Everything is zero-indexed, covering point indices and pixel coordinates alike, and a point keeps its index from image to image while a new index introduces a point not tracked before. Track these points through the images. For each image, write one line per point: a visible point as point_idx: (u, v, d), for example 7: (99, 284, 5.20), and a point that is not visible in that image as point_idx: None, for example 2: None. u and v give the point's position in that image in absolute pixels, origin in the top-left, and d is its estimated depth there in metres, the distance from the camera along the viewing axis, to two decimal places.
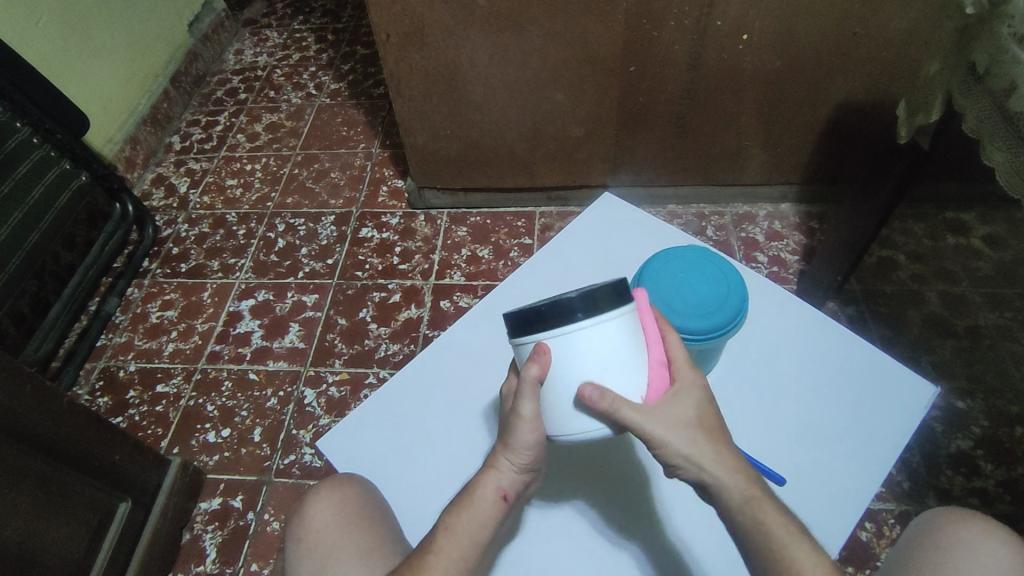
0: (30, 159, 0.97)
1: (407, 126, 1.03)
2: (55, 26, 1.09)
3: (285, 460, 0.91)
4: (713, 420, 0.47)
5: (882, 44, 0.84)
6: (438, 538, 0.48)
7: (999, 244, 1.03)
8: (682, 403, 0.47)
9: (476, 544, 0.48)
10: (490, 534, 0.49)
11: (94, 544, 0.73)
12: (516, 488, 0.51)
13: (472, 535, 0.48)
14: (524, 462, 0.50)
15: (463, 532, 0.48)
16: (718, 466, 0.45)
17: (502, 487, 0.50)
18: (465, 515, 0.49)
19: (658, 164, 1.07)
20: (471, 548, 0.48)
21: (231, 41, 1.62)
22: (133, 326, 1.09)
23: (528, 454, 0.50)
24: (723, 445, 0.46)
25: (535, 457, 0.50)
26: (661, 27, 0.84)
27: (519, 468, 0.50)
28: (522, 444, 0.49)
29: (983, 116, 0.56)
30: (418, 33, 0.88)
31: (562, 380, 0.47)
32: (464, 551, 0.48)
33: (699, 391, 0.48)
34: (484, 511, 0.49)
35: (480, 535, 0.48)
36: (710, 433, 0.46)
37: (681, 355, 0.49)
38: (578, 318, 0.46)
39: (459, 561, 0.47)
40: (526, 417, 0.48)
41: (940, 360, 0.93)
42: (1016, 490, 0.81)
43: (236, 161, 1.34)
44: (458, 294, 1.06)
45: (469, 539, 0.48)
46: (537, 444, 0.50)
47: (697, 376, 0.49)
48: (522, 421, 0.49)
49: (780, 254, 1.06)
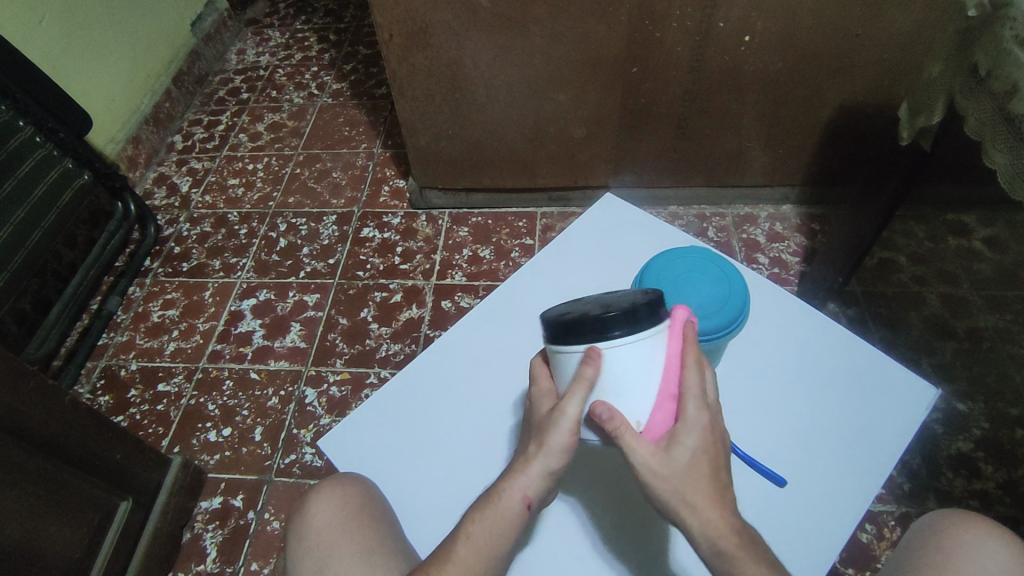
0: (32, 158, 0.98)
1: (409, 126, 1.03)
2: (58, 25, 1.10)
3: (286, 459, 0.91)
4: (711, 469, 0.45)
5: (884, 46, 0.84)
6: (458, 546, 0.48)
7: (1001, 246, 1.03)
8: (676, 449, 0.45)
9: (495, 551, 0.48)
10: (513, 539, 0.49)
11: (94, 543, 0.73)
12: (542, 493, 0.49)
13: (493, 543, 0.48)
14: (555, 469, 0.48)
15: (484, 540, 0.48)
16: (691, 512, 0.44)
17: (529, 495, 0.48)
18: (487, 523, 0.48)
19: (660, 164, 1.07)
20: (491, 556, 0.48)
21: (233, 41, 1.62)
22: (134, 325, 1.09)
23: (560, 458, 0.48)
24: (711, 493, 0.44)
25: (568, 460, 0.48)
26: (663, 28, 0.84)
27: (548, 474, 0.48)
28: (556, 452, 0.48)
29: (985, 117, 0.56)
30: (420, 33, 0.88)
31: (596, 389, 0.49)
32: (483, 559, 0.48)
33: (704, 436, 0.46)
34: (508, 519, 0.48)
35: (502, 542, 0.48)
36: (697, 482, 0.44)
37: (696, 393, 0.47)
38: (613, 335, 0.48)
39: (475, 568, 0.47)
40: (566, 423, 0.48)
41: (940, 362, 0.93)
42: (1016, 492, 0.81)
43: (238, 160, 1.34)
44: (459, 294, 1.06)
45: (489, 547, 0.48)
46: (570, 448, 0.48)
47: (703, 420, 0.46)
48: (560, 425, 0.47)
49: (781, 256, 1.06)
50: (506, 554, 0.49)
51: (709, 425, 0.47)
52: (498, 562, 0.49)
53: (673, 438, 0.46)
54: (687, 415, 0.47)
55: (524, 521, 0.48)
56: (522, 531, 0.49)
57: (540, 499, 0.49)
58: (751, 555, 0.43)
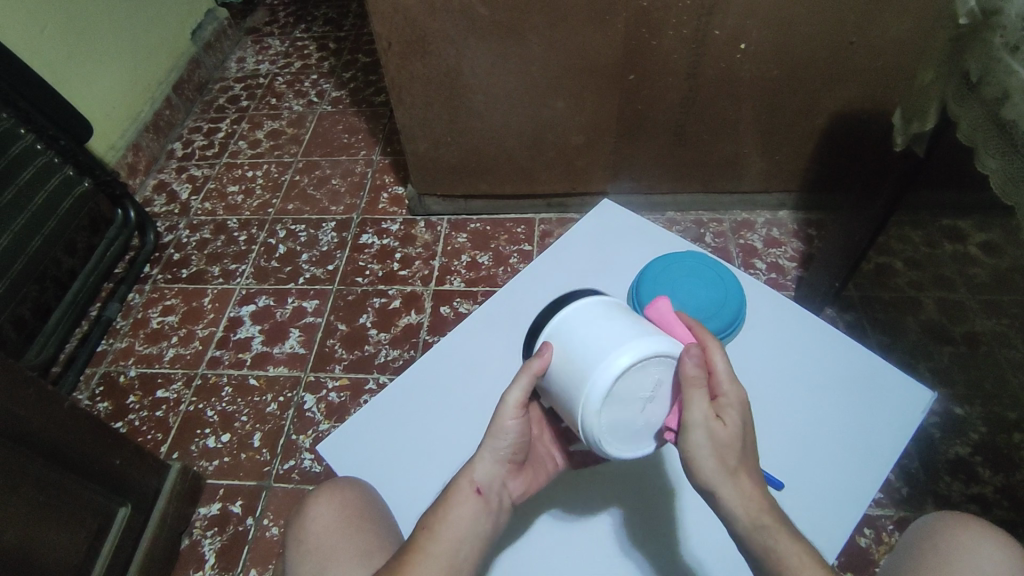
0: (33, 165, 0.98)
1: (408, 133, 1.04)
2: (60, 34, 1.11)
3: (284, 465, 0.91)
4: (748, 454, 0.46)
5: (877, 55, 0.86)
6: (418, 538, 0.48)
7: (997, 252, 1.04)
8: (726, 418, 0.46)
9: (454, 541, 0.47)
10: (476, 528, 0.48)
11: (93, 549, 0.72)
12: (493, 481, 0.51)
13: (456, 535, 0.47)
14: (501, 452, 0.52)
15: (444, 530, 0.48)
16: (736, 486, 0.44)
17: (476, 479, 0.50)
18: (445, 511, 0.48)
19: (657, 171, 1.08)
20: (454, 544, 0.47)
21: (233, 49, 1.63)
22: (134, 331, 1.10)
23: (509, 442, 0.52)
24: (751, 472, 0.45)
25: (517, 445, 0.53)
26: (659, 36, 0.85)
27: (497, 461, 0.52)
28: (500, 433, 0.52)
29: (976, 122, 0.56)
30: (418, 42, 0.89)
31: (560, 369, 0.52)
32: (445, 549, 0.46)
33: (740, 415, 0.46)
34: (460, 504, 0.49)
35: (466, 533, 0.48)
36: (746, 456, 0.45)
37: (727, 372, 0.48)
38: (564, 316, 0.56)
39: (437, 559, 0.46)
40: (508, 407, 0.52)
41: (937, 367, 0.94)
42: (1014, 497, 0.81)
43: (238, 167, 1.35)
44: (458, 300, 1.06)
45: (450, 536, 0.47)
46: (517, 431, 0.52)
47: (742, 395, 0.47)
48: (503, 407, 0.52)
49: (779, 261, 1.06)
50: (478, 551, 0.48)
51: (748, 404, 0.47)
52: (466, 553, 0.47)
53: (720, 412, 0.46)
54: (726, 388, 0.47)
55: (479, 508, 0.49)
56: (486, 524, 0.49)
57: (490, 483, 0.51)
58: (787, 532, 0.43)
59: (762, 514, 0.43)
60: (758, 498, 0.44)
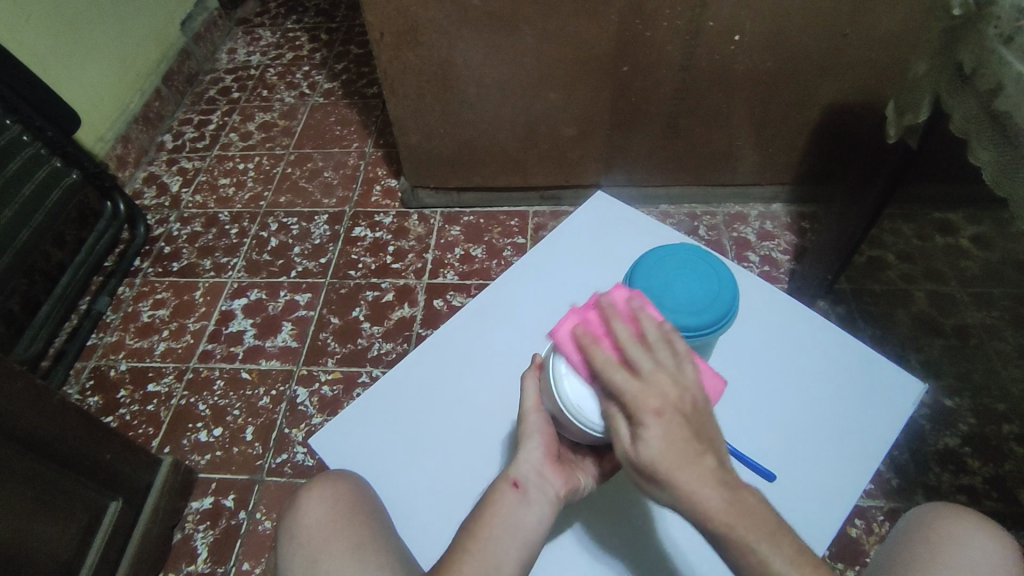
0: (20, 156, 0.97)
1: (401, 125, 1.03)
2: (45, 23, 1.09)
3: (277, 459, 0.91)
4: (687, 453, 0.40)
5: (870, 48, 0.86)
6: (457, 542, 0.48)
7: (987, 245, 1.04)
8: (641, 442, 0.41)
9: (494, 538, 0.47)
10: (518, 523, 0.48)
11: (84, 544, 0.72)
12: (532, 474, 0.50)
13: (498, 533, 0.47)
14: (537, 447, 0.52)
15: (485, 531, 0.47)
16: (679, 494, 0.40)
17: (511, 475, 0.51)
18: (482, 513, 0.49)
19: (651, 163, 1.07)
20: (496, 542, 0.47)
21: (224, 40, 1.62)
22: (124, 325, 1.09)
23: (540, 439, 0.52)
24: (695, 472, 0.40)
25: (550, 439, 0.52)
26: (653, 27, 0.85)
27: (534, 457, 0.51)
28: (531, 432, 0.53)
29: (970, 114, 0.56)
30: (411, 32, 0.88)
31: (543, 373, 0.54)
32: (483, 546, 0.46)
33: (658, 423, 0.41)
34: (497, 502, 0.49)
35: (507, 529, 0.47)
36: (682, 455, 0.40)
37: (630, 389, 0.43)
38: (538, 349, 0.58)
39: (476, 557, 0.46)
40: (529, 410, 0.54)
41: (928, 359, 0.94)
42: (1003, 487, 0.82)
43: (229, 159, 1.33)
44: (451, 293, 1.06)
45: (489, 534, 0.47)
46: (544, 426, 0.53)
47: (650, 402, 0.42)
48: (525, 410, 0.54)
49: (772, 254, 1.07)
50: (526, 545, 0.47)
51: (666, 402, 0.42)
52: (511, 549, 0.47)
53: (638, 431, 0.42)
54: (633, 405, 0.42)
55: (518, 503, 0.49)
56: (530, 516, 0.48)
57: (527, 476, 0.50)
58: (753, 529, 0.39)
59: (717, 511, 0.39)
60: (708, 492, 0.40)
